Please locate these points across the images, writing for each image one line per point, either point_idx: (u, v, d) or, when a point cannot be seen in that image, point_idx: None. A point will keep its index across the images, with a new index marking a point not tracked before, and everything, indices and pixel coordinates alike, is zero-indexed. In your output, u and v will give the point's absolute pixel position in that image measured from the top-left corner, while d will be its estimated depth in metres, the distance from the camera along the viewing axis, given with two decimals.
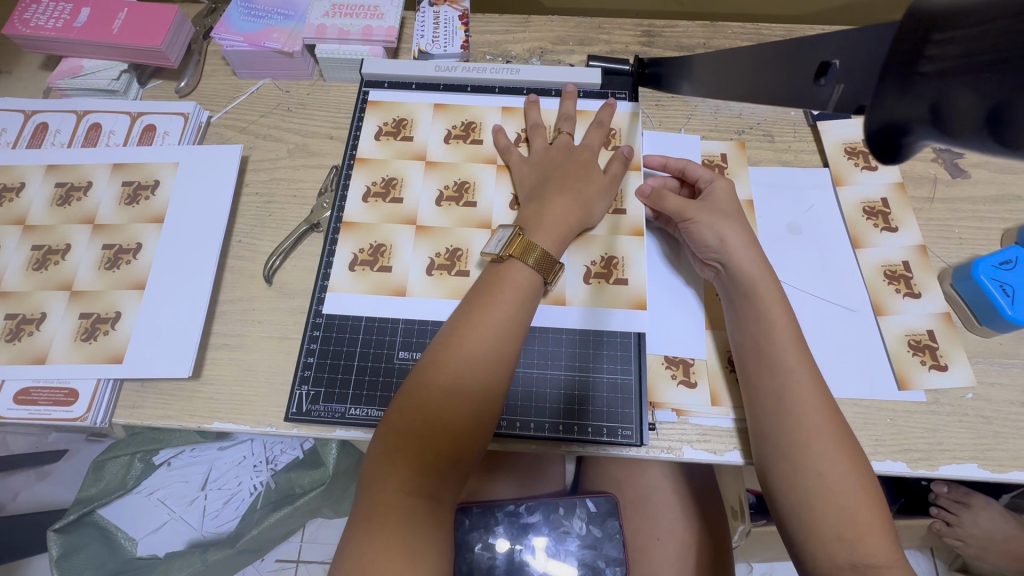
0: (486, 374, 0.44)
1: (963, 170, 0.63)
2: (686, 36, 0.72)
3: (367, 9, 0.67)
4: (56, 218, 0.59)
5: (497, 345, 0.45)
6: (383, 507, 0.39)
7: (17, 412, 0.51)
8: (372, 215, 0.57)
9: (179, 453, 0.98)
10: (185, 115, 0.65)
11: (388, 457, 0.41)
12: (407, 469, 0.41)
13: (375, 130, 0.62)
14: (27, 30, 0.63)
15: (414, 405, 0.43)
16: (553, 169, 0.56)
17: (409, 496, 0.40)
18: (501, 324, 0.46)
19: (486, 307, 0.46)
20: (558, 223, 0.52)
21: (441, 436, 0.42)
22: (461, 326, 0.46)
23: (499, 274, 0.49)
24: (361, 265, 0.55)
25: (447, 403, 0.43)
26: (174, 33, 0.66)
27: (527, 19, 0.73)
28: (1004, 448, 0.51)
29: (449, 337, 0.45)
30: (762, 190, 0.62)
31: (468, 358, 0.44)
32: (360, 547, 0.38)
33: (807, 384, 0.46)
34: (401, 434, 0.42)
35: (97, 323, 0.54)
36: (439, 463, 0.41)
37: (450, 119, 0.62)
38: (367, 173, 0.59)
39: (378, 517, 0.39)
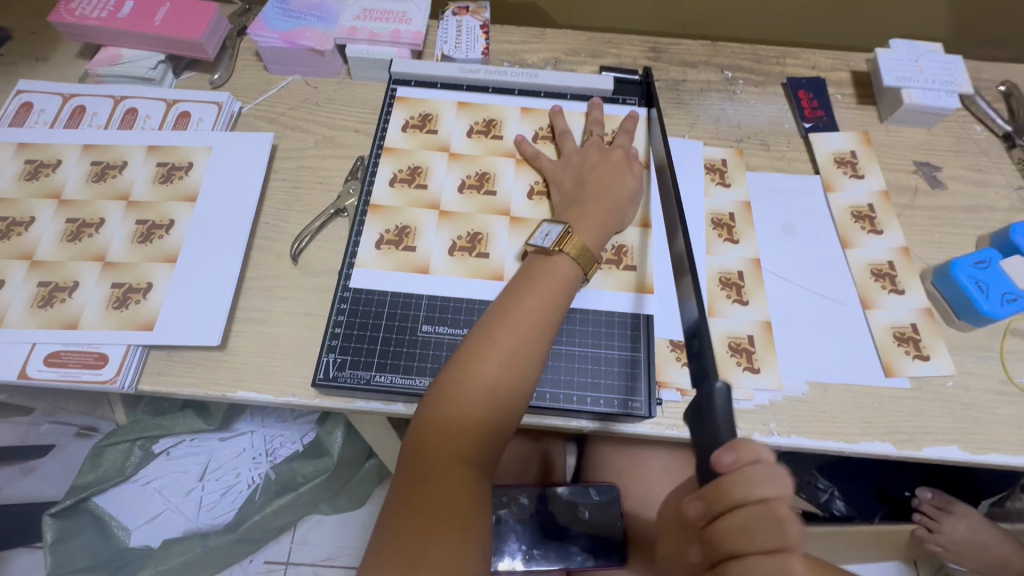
0: (533, 354, 0.48)
1: (941, 182, 0.69)
2: (689, 53, 0.77)
3: (396, 14, 0.72)
4: (91, 193, 0.61)
5: (543, 328, 0.49)
6: (438, 471, 0.43)
7: (46, 373, 0.53)
8: (399, 198, 0.61)
9: (179, 443, 0.96)
10: (219, 103, 0.68)
11: (441, 423, 0.45)
12: (460, 435, 0.44)
13: (403, 123, 0.66)
14: (72, 19, 0.66)
15: (466, 378, 0.46)
16: (579, 171, 0.60)
17: (460, 463, 0.44)
18: (547, 309, 0.50)
19: (534, 293, 0.50)
20: (594, 221, 0.56)
21: (490, 408, 0.45)
22: (510, 307, 0.49)
23: (545, 264, 0.52)
24: (387, 243, 0.59)
25: (498, 377, 0.46)
26: (212, 28, 0.70)
27: (543, 32, 0.78)
28: (981, 432, 0.55)
29: (499, 316, 0.49)
30: (759, 193, 0.67)
31: (519, 337, 0.48)
32: (414, 507, 0.41)
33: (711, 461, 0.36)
34: (455, 405, 0.45)
35: (128, 293, 0.56)
36: (485, 433, 0.45)
37: (473, 116, 0.67)
38: (394, 161, 0.63)
39: (433, 481, 0.42)
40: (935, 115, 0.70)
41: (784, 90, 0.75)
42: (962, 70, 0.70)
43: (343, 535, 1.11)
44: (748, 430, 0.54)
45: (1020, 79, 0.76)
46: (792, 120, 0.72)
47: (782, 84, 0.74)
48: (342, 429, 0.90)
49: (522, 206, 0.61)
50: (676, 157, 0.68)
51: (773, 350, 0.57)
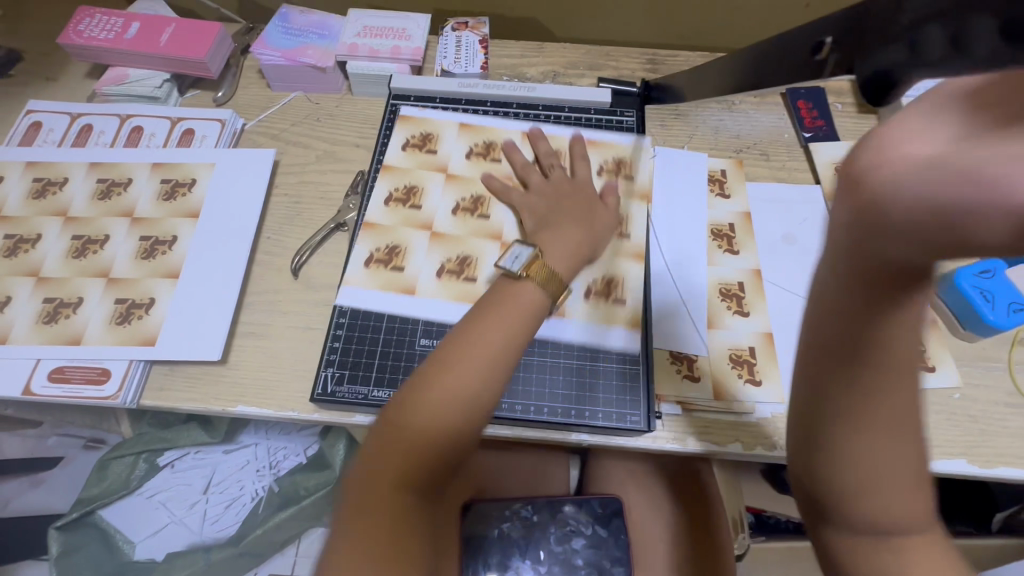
0: (483, 387, 0.46)
1: None
2: (687, 65, 0.78)
3: (395, 31, 0.73)
4: (96, 211, 0.63)
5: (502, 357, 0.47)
6: (377, 499, 0.42)
7: (50, 389, 0.53)
8: (392, 217, 0.61)
9: (183, 456, 0.95)
10: (223, 121, 0.69)
11: (389, 446, 0.44)
12: (403, 460, 0.43)
13: (403, 141, 0.66)
14: (80, 40, 0.68)
15: (414, 408, 0.44)
16: (564, 201, 0.60)
17: (397, 489, 0.43)
18: (504, 338, 0.47)
19: (495, 321, 0.48)
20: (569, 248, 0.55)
21: (436, 435, 0.44)
22: (471, 332, 0.47)
23: (508, 292, 0.50)
24: (376, 262, 0.59)
25: (447, 406, 0.45)
26: (217, 47, 0.71)
27: (541, 45, 0.79)
28: (990, 445, 0.54)
29: (457, 344, 0.47)
30: (760, 203, 0.66)
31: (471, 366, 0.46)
32: (359, 527, 0.42)
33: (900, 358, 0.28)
34: (402, 435, 0.44)
35: (132, 308, 0.57)
36: (430, 460, 0.44)
37: (473, 137, 0.67)
38: (391, 179, 0.64)
39: (371, 509, 0.42)
40: None
41: (783, 100, 0.74)
42: None
43: None
44: (749, 444, 0.53)
45: None
46: (791, 129, 0.72)
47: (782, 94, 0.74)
48: (345, 442, 0.93)
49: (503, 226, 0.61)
50: (676, 168, 0.68)
51: (775, 363, 0.57)
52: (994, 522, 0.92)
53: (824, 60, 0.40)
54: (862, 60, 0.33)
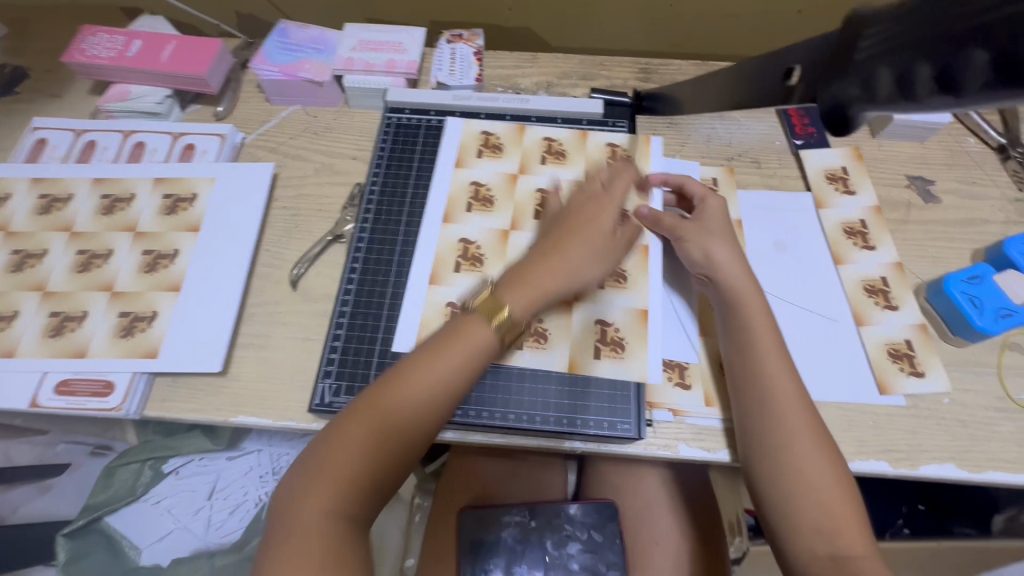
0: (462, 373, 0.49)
1: (934, 196, 0.68)
2: (679, 73, 0.79)
3: (391, 45, 0.74)
4: (100, 225, 0.64)
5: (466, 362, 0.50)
6: (338, 463, 0.45)
7: (56, 402, 0.55)
8: (445, 256, 0.61)
9: (188, 462, 0.98)
10: (222, 135, 0.71)
11: (340, 444, 0.46)
12: (356, 460, 0.45)
13: (462, 183, 0.66)
14: (83, 59, 0.70)
15: (398, 382, 0.48)
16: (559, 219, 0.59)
17: (350, 484, 0.45)
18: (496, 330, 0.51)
19: (489, 314, 0.51)
20: (541, 282, 0.54)
21: (394, 433, 0.47)
22: (456, 333, 0.50)
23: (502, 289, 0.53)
24: (465, 265, 0.60)
25: (403, 405, 0.47)
26: (216, 63, 0.72)
27: (535, 56, 0.80)
28: (981, 449, 0.54)
29: (431, 346, 0.50)
30: (751, 211, 0.67)
31: (434, 370, 0.48)
32: (301, 524, 0.43)
33: (786, 384, 0.51)
34: (378, 409, 0.47)
35: (135, 321, 0.58)
36: (385, 460, 0.46)
37: (527, 182, 0.66)
38: (456, 232, 0.62)
39: (328, 470, 0.45)
40: (926, 129, 0.70)
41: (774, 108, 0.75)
42: None
43: None
44: None
45: None
46: (783, 137, 0.73)
47: None
48: None
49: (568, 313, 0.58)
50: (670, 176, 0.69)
51: None
52: (994, 523, 0.93)
53: (795, 85, 0.45)
54: (824, 88, 0.40)
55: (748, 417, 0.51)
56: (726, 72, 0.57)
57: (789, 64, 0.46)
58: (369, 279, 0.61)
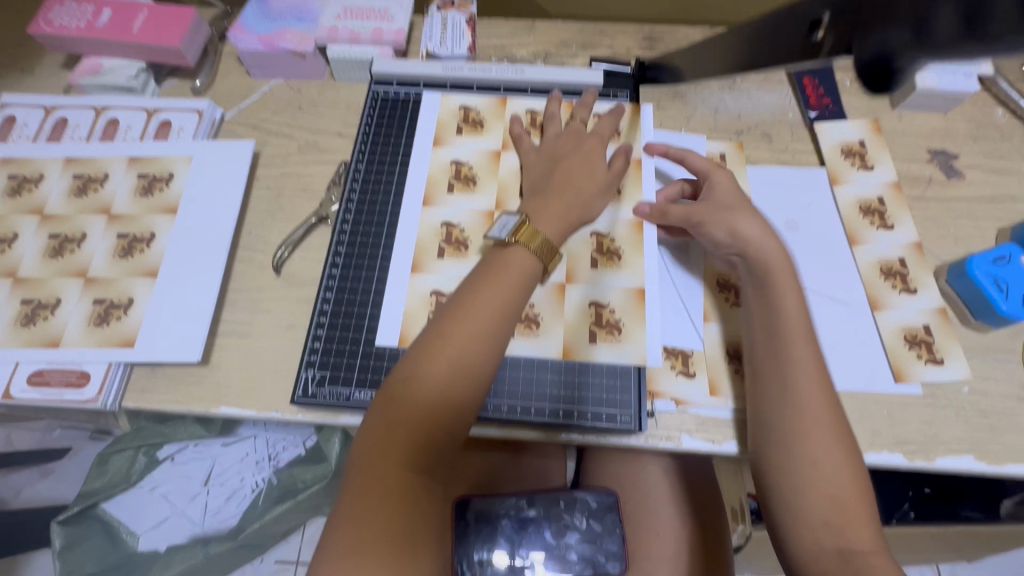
0: (482, 352, 0.45)
1: (958, 171, 0.64)
2: (686, 41, 0.74)
3: (377, 12, 0.69)
4: (72, 208, 0.61)
5: (501, 324, 0.47)
6: (380, 480, 0.41)
7: (30, 394, 0.53)
8: (426, 244, 0.57)
9: (183, 449, 0.95)
10: (200, 111, 0.67)
11: (388, 426, 0.43)
12: (407, 442, 0.42)
13: (445, 164, 0.62)
14: (50, 30, 0.66)
15: (415, 375, 0.44)
16: (560, 161, 0.58)
17: (404, 468, 0.42)
18: (508, 301, 0.48)
19: (491, 287, 0.48)
20: (561, 212, 0.54)
21: (439, 410, 0.44)
22: (462, 310, 0.47)
23: (500, 258, 0.50)
24: (448, 252, 0.57)
25: (449, 377, 0.44)
26: (192, 32, 0.68)
27: (532, 23, 0.75)
28: (1001, 441, 0.51)
29: (452, 315, 0.46)
30: (760, 188, 0.63)
31: (474, 336, 0.45)
32: (363, 514, 0.40)
33: (810, 373, 0.47)
34: (402, 409, 0.43)
35: (110, 309, 0.56)
36: (440, 437, 0.44)
37: (508, 161, 0.62)
38: (438, 215, 0.59)
39: (373, 489, 0.41)
40: (952, 99, 0.65)
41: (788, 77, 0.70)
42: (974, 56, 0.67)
43: None
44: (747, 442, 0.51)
45: None
46: (796, 109, 0.68)
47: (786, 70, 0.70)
48: (341, 436, 0.91)
49: (565, 296, 0.55)
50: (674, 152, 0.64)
51: None
52: (1002, 507, 0.90)
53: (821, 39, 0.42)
54: (862, 38, 0.38)
55: (764, 405, 0.48)
56: (731, 36, 0.54)
57: (813, 18, 0.43)
58: (353, 264, 0.57)
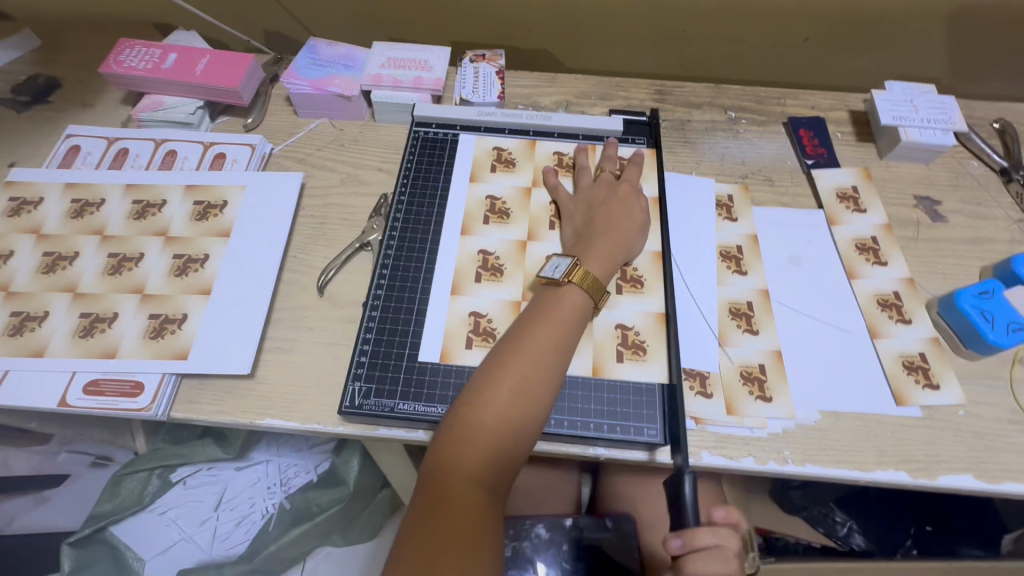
0: (541, 382, 0.50)
1: (941, 216, 0.71)
2: (693, 95, 0.82)
3: (417, 63, 0.77)
4: (131, 230, 0.65)
5: (556, 357, 0.52)
6: (451, 495, 0.45)
7: (85, 402, 0.55)
8: (464, 271, 0.62)
9: (196, 473, 0.95)
10: (252, 146, 0.73)
11: (457, 448, 0.47)
12: (475, 462, 0.47)
13: (485, 199, 0.68)
14: (120, 70, 0.72)
15: (480, 401, 0.48)
16: (597, 205, 0.64)
17: (472, 485, 0.46)
18: (561, 336, 0.53)
19: (547, 323, 0.53)
20: (603, 254, 0.59)
21: (503, 433, 0.48)
22: (522, 342, 0.52)
23: (554, 296, 0.55)
24: (484, 277, 0.62)
25: (511, 405, 0.48)
26: (249, 76, 0.75)
27: (555, 76, 0.83)
28: (995, 460, 0.55)
29: (512, 347, 0.51)
30: (765, 227, 0.69)
31: (532, 368, 0.50)
32: (435, 527, 0.43)
33: None
34: (470, 431, 0.47)
35: (165, 323, 0.59)
36: (504, 459, 0.48)
37: (542, 197, 0.68)
38: (474, 244, 0.64)
39: (446, 504, 0.44)
40: (932, 151, 0.73)
41: (785, 129, 0.78)
42: (955, 110, 0.73)
43: (354, 567, 1.10)
44: (763, 458, 0.55)
45: (1012, 117, 0.80)
46: (794, 157, 0.76)
47: (783, 123, 0.78)
48: (359, 458, 0.92)
49: (598, 325, 0.59)
50: (687, 193, 0.71)
51: (785, 380, 0.59)
52: (1003, 544, 0.90)
53: None
54: None
55: None
56: None
57: None
58: (397, 286, 0.62)
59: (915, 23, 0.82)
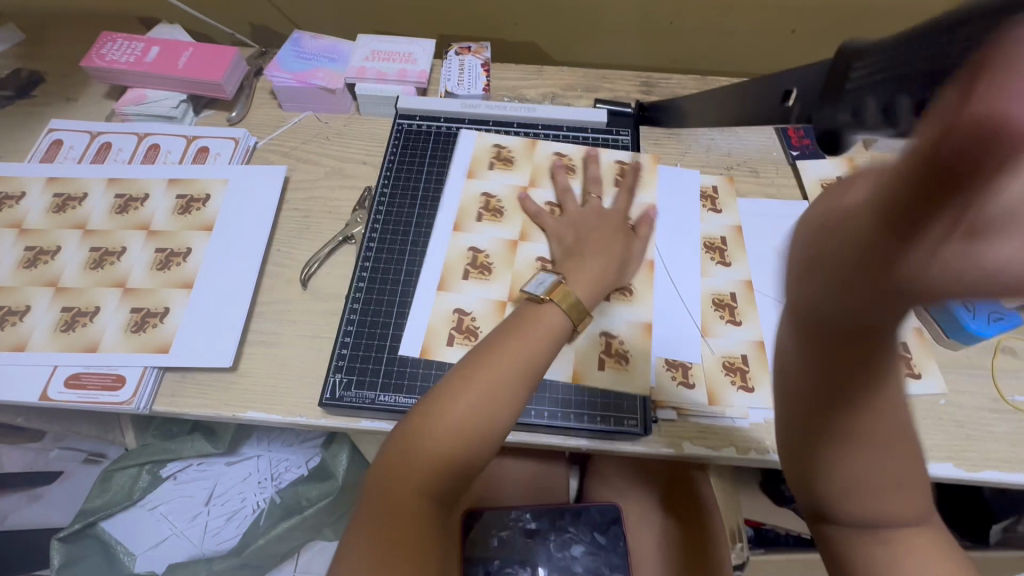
0: (503, 400, 0.49)
1: None
2: (680, 87, 0.81)
3: (402, 56, 0.77)
4: (114, 224, 0.65)
5: (522, 375, 0.50)
6: (395, 505, 0.44)
7: (67, 396, 0.55)
8: (454, 268, 0.62)
9: (186, 468, 0.95)
10: (236, 139, 0.73)
11: (407, 457, 0.46)
12: (424, 473, 0.46)
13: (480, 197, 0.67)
14: (102, 63, 0.72)
15: (437, 412, 0.47)
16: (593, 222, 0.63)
17: (418, 496, 0.45)
18: (531, 352, 0.51)
19: (519, 338, 0.52)
20: (590, 274, 0.58)
21: (457, 447, 0.47)
22: (490, 357, 0.50)
23: (534, 313, 0.54)
24: (472, 275, 0.62)
25: (468, 419, 0.48)
26: (232, 69, 0.75)
27: (541, 69, 0.83)
28: (976, 449, 0.55)
29: (478, 360, 0.50)
30: (750, 218, 0.69)
31: (496, 384, 0.49)
32: (375, 534, 0.43)
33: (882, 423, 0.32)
34: (422, 442, 0.47)
35: (147, 317, 0.59)
36: (454, 472, 0.47)
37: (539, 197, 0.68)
38: (466, 241, 0.64)
39: (388, 513, 0.44)
40: None
41: None
42: None
43: None
44: (743, 447, 0.55)
45: None
46: (780, 148, 0.76)
47: None
48: (348, 452, 0.93)
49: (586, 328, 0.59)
50: (671, 185, 0.71)
51: (767, 370, 0.59)
52: (991, 535, 0.91)
53: None
54: None
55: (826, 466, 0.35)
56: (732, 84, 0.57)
57: (788, 86, 0.47)
58: (379, 279, 0.62)
59: (903, 13, 0.82)
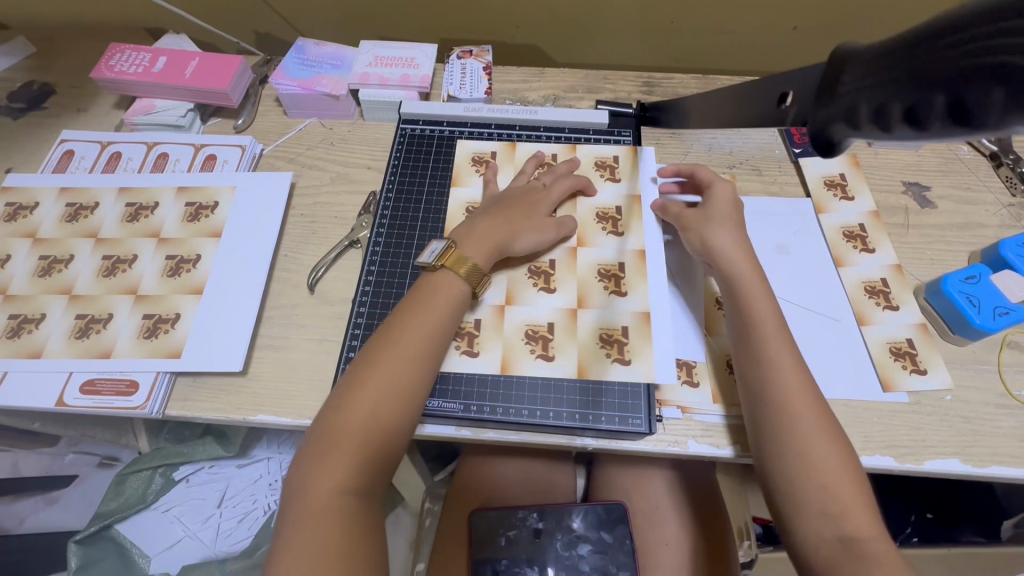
0: (403, 386, 0.51)
1: (930, 201, 0.71)
2: (681, 86, 0.82)
3: (405, 61, 0.78)
4: (125, 232, 0.66)
5: (421, 351, 0.53)
6: (317, 503, 0.46)
7: (82, 401, 0.57)
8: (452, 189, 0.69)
9: (198, 470, 0.97)
10: (242, 146, 0.74)
11: (323, 450, 0.48)
12: (339, 463, 0.48)
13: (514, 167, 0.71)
14: (111, 75, 0.73)
15: (343, 406, 0.49)
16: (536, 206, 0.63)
17: (340, 489, 0.47)
18: (428, 328, 0.54)
19: (418, 313, 0.54)
20: (483, 239, 0.59)
21: (370, 432, 0.49)
22: (396, 328, 0.53)
23: (432, 278, 0.57)
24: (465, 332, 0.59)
25: (377, 405, 0.49)
26: (238, 78, 0.76)
27: (543, 71, 0.84)
28: (982, 444, 0.55)
29: (382, 341, 0.53)
30: (752, 215, 0.70)
31: (398, 362, 0.51)
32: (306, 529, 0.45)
33: (803, 399, 0.51)
34: (333, 436, 0.48)
35: (158, 323, 0.60)
36: (373, 457, 0.49)
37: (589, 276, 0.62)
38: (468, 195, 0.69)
39: (310, 513, 0.46)
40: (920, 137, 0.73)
41: None
42: None
43: None
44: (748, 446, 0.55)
45: None
46: (782, 146, 0.76)
47: None
48: None
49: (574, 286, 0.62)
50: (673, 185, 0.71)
51: None
52: (1003, 531, 0.89)
53: None
54: None
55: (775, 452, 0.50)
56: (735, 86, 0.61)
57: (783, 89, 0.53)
58: (384, 283, 0.63)
59: (904, 8, 0.82)
